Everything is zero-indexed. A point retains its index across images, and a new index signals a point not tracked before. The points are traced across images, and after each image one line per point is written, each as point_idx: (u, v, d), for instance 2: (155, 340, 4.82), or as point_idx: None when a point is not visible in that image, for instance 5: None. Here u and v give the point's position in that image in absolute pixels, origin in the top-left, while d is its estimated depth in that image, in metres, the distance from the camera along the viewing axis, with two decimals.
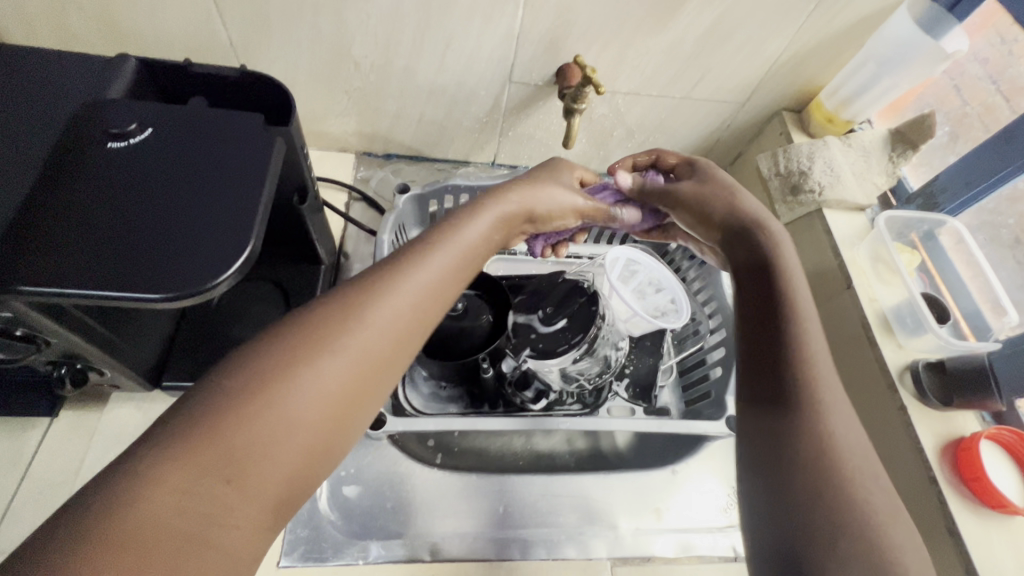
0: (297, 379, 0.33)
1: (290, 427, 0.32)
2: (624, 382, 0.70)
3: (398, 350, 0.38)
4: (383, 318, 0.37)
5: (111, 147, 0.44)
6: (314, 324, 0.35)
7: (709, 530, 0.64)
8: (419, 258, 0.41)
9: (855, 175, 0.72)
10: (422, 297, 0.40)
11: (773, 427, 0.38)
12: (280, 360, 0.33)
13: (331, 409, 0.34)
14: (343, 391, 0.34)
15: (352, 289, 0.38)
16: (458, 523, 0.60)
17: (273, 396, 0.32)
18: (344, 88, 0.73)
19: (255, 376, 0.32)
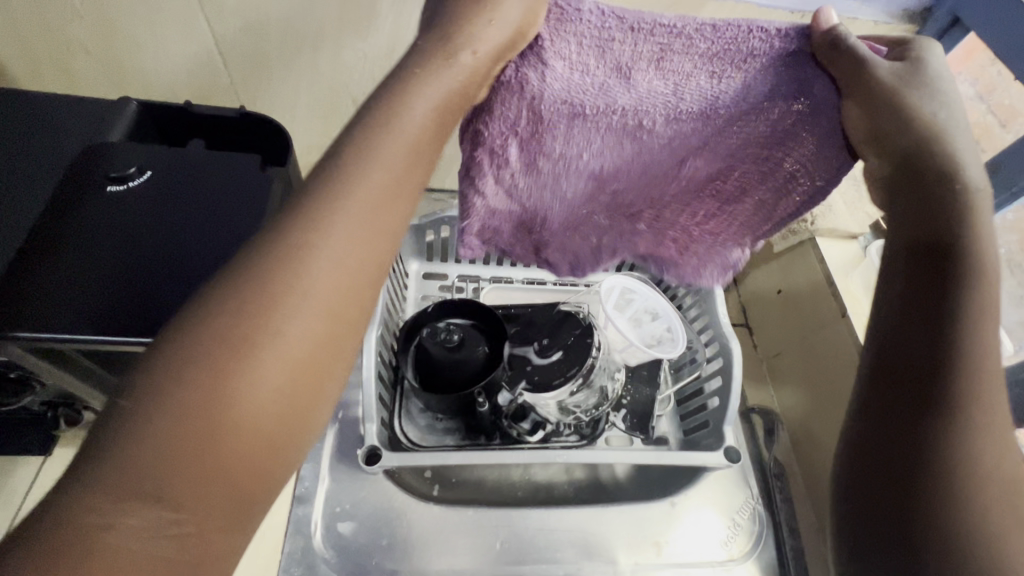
0: (227, 382, 0.28)
1: (233, 417, 0.28)
2: (621, 412, 0.69)
3: (342, 297, 0.32)
4: (312, 286, 0.31)
5: (110, 190, 0.45)
6: (233, 315, 0.29)
7: (709, 563, 0.63)
8: (341, 194, 0.33)
9: (847, 206, 0.73)
10: (355, 227, 0.33)
11: (888, 439, 0.37)
12: (200, 363, 0.28)
13: (278, 401, 0.29)
14: (289, 365, 0.29)
15: (272, 258, 0.31)
16: (455, 561, 0.60)
17: (206, 390, 0.28)
18: (343, 122, 0.74)
19: (182, 368, 0.28)
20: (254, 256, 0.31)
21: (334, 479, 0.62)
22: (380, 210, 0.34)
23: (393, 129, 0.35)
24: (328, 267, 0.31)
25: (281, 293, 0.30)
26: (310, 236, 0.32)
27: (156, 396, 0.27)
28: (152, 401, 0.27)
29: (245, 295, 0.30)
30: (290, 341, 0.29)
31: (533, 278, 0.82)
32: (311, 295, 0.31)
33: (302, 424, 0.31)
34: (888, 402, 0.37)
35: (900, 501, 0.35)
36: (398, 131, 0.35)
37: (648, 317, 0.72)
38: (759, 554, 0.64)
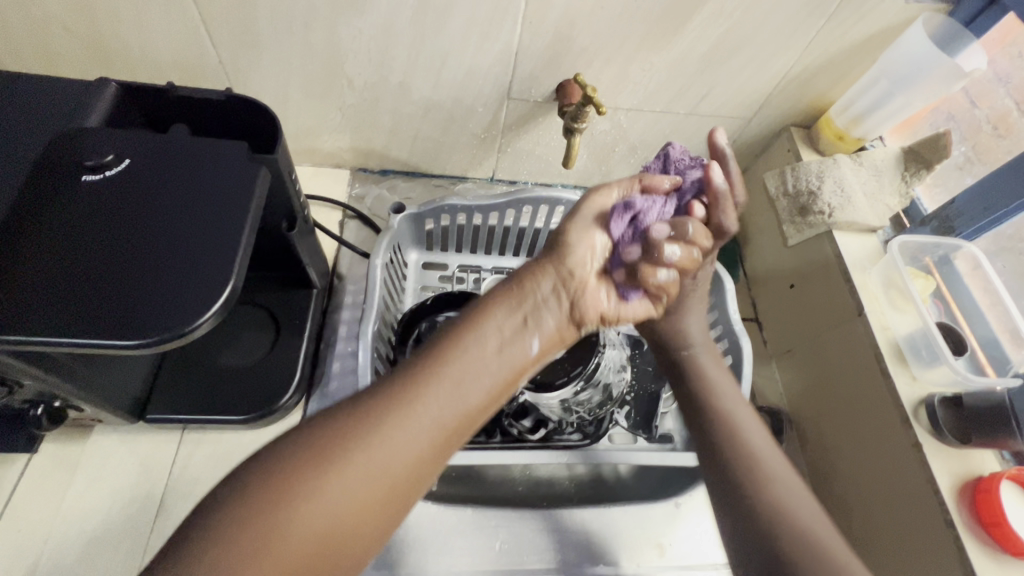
0: (302, 501, 0.32)
1: (297, 535, 0.31)
2: (625, 410, 0.67)
3: (414, 468, 0.36)
4: (400, 441, 0.35)
5: (85, 180, 0.42)
6: (326, 439, 0.34)
7: (713, 566, 0.61)
8: (444, 363, 0.39)
9: (866, 197, 0.69)
10: (445, 400, 0.38)
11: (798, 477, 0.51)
12: (285, 473, 0.33)
13: (336, 535, 0.33)
14: (352, 510, 0.33)
15: (380, 401, 0.37)
16: (453, 562, 0.58)
17: (284, 498, 0.32)
18: (338, 105, 0.71)
19: (280, 473, 0.33)
20: (366, 395, 0.37)
21: None
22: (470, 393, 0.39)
23: (497, 317, 0.43)
24: (410, 426, 0.36)
25: (373, 434, 0.35)
26: (407, 402, 0.37)
27: (260, 482, 0.32)
28: (253, 487, 0.32)
29: (347, 427, 0.35)
30: (366, 484, 0.34)
31: None
32: (396, 455, 0.35)
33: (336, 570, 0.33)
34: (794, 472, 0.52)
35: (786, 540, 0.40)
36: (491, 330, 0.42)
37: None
38: None
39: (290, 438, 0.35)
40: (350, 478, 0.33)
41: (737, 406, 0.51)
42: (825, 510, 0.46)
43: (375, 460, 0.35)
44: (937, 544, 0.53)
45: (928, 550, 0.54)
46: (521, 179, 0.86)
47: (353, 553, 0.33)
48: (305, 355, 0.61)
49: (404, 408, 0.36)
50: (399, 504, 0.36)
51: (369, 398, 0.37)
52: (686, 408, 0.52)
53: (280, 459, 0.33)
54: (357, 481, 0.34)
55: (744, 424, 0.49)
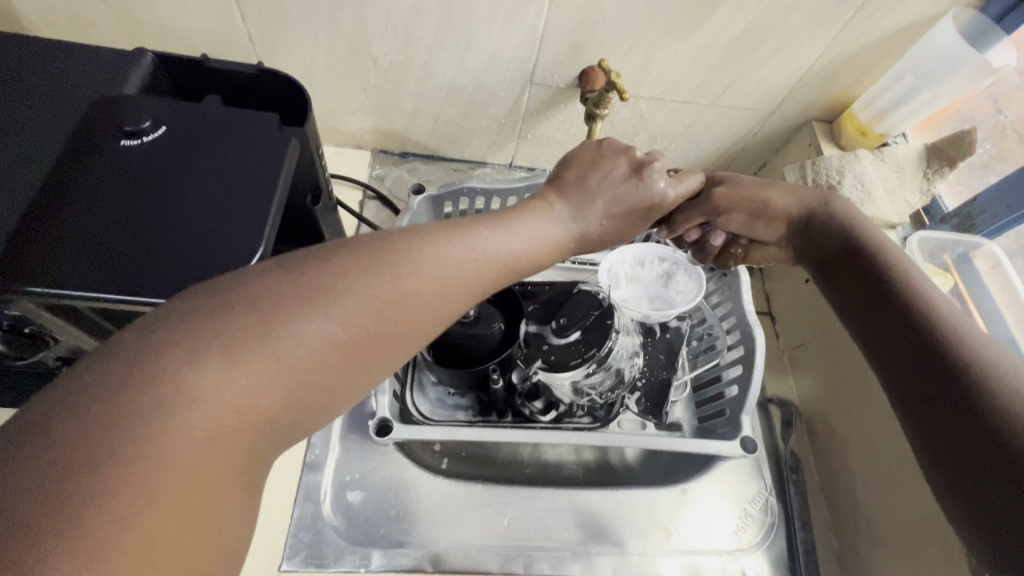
0: (301, 316, 0.30)
1: (288, 356, 0.29)
2: (636, 395, 0.68)
3: (381, 339, 0.33)
4: (410, 280, 0.34)
5: (123, 145, 0.44)
6: (330, 264, 0.32)
7: (718, 552, 0.62)
8: (462, 228, 0.38)
9: (886, 192, 0.69)
10: (423, 287, 0.34)
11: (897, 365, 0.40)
12: (281, 289, 0.30)
13: (331, 359, 0.31)
14: (351, 335, 0.31)
15: (389, 237, 0.35)
16: (463, 535, 0.59)
17: (280, 309, 0.30)
18: (363, 85, 0.72)
19: (278, 285, 0.30)
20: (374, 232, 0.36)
21: (344, 449, 0.61)
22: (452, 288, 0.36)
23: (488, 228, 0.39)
24: (383, 294, 0.33)
25: (341, 293, 0.31)
26: (418, 248, 0.35)
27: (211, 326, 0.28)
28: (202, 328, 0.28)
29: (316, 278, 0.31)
30: (324, 346, 0.30)
31: None
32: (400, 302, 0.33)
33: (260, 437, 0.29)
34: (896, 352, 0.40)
35: (986, 430, 0.33)
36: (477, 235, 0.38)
37: (687, 280, 0.72)
38: (769, 545, 0.63)
39: (245, 278, 0.31)
40: (309, 332, 0.30)
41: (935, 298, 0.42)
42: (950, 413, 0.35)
43: (341, 319, 0.31)
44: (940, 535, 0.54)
45: (933, 538, 0.54)
46: (539, 166, 0.86)
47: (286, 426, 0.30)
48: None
49: (414, 250, 0.35)
50: (370, 360, 0.33)
51: (343, 255, 0.33)
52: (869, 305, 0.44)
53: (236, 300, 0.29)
54: (316, 337, 0.30)
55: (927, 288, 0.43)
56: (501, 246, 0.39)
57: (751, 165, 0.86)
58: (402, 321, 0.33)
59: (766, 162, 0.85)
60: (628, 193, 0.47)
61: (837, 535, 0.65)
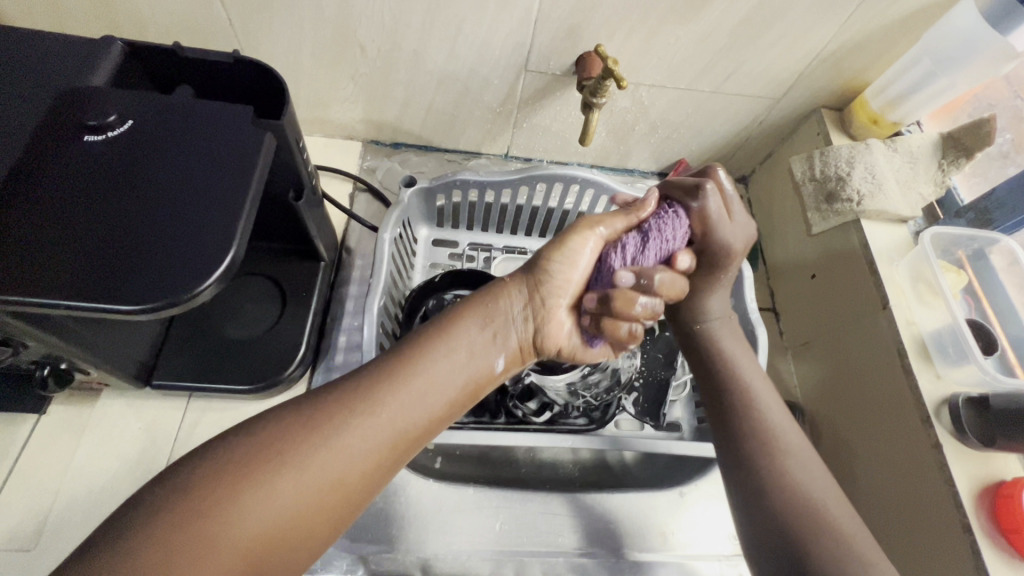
0: (256, 490, 0.32)
1: (245, 524, 0.32)
2: (633, 396, 0.65)
3: (347, 488, 0.35)
4: (365, 433, 0.37)
5: (88, 140, 0.41)
6: (288, 430, 0.35)
7: (716, 557, 0.60)
8: (415, 362, 0.40)
9: (899, 184, 0.66)
10: (373, 430, 0.37)
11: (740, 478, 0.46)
12: (239, 462, 0.33)
13: (284, 529, 0.33)
14: (305, 498, 0.34)
15: (345, 392, 0.38)
16: (452, 540, 0.57)
17: (239, 487, 0.32)
18: (350, 73, 0.69)
19: (235, 461, 0.33)
20: (334, 387, 0.38)
21: None
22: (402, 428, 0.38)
23: (437, 359, 0.41)
24: (341, 441, 0.36)
25: (302, 452, 0.34)
26: (369, 402, 0.37)
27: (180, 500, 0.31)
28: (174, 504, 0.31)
29: (277, 439, 0.35)
30: (290, 501, 0.33)
31: None
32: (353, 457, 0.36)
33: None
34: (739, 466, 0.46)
35: (794, 545, 0.41)
36: (428, 370, 0.40)
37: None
38: None
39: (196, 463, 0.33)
40: (276, 487, 0.33)
41: (757, 394, 0.49)
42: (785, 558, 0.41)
43: (282, 492, 0.33)
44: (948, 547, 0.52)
45: (937, 544, 0.53)
46: (536, 156, 0.84)
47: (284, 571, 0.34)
48: (311, 328, 0.61)
49: (368, 405, 0.37)
50: (322, 519, 0.35)
51: (298, 413, 0.36)
52: (711, 399, 0.51)
53: (207, 471, 0.33)
54: (280, 493, 0.33)
55: (763, 401, 0.49)
56: (452, 380, 0.41)
57: (757, 155, 0.83)
58: (360, 469, 0.36)
59: (773, 152, 0.82)
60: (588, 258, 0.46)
61: None
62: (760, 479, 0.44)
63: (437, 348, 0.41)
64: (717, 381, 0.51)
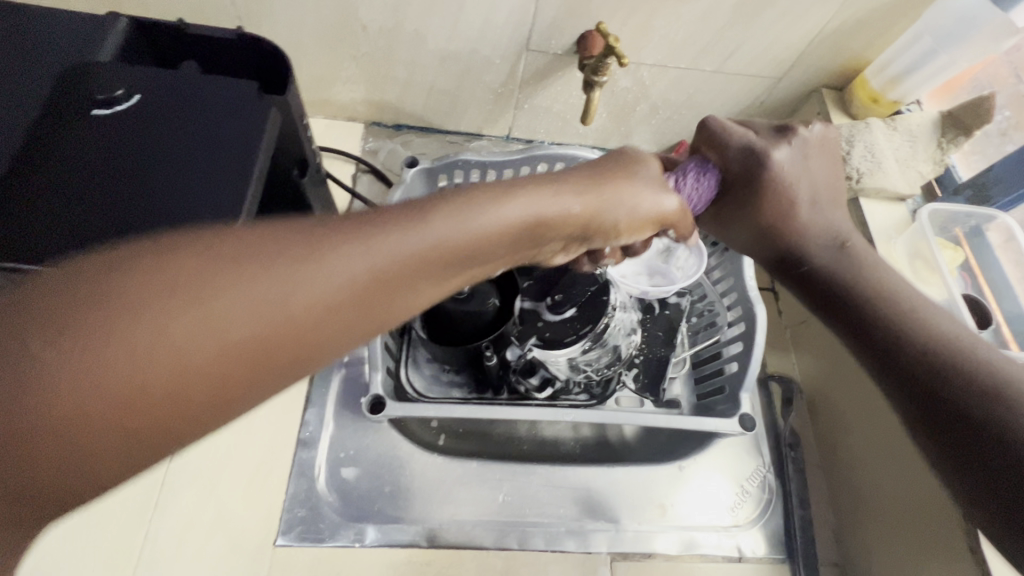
0: (71, 349, 0.22)
1: (60, 387, 0.22)
2: (633, 372, 0.67)
3: (193, 378, 0.24)
4: (224, 310, 0.25)
5: (96, 114, 0.42)
6: (109, 288, 0.23)
7: (713, 528, 0.62)
8: (308, 239, 0.27)
9: (898, 162, 0.66)
10: (275, 306, 0.26)
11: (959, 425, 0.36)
12: (50, 306, 0.23)
13: (107, 415, 0.23)
14: (128, 387, 0.23)
15: (203, 256, 0.25)
16: (457, 511, 0.59)
17: (52, 331, 0.22)
18: (352, 54, 0.69)
19: (46, 302, 0.23)
20: (174, 257, 0.25)
21: (338, 425, 0.61)
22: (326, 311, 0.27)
23: (345, 242, 0.28)
24: (231, 307, 0.25)
25: (168, 306, 0.24)
26: (237, 271, 0.25)
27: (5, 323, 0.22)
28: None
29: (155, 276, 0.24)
30: (151, 368, 0.23)
31: None
32: (213, 336, 0.24)
33: (107, 468, 0.24)
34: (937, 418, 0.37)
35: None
36: (330, 254, 0.27)
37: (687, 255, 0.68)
38: (765, 521, 0.63)
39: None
40: (149, 333, 0.23)
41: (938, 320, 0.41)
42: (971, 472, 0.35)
43: (97, 364, 0.22)
44: (936, 528, 0.54)
45: (931, 517, 0.54)
46: (538, 138, 0.84)
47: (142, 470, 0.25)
48: None
49: (235, 279, 0.25)
50: (156, 423, 0.24)
51: (185, 245, 0.25)
52: (861, 339, 0.43)
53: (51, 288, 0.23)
54: (147, 353, 0.23)
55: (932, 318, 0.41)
56: (366, 269, 0.28)
57: None
58: (245, 346, 0.25)
59: None
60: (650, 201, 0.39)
61: (834, 511, 0.65)
62: (939, 409, 0.37)
63: (340, 224, 0.29)
64: (867, 313, 0.42)
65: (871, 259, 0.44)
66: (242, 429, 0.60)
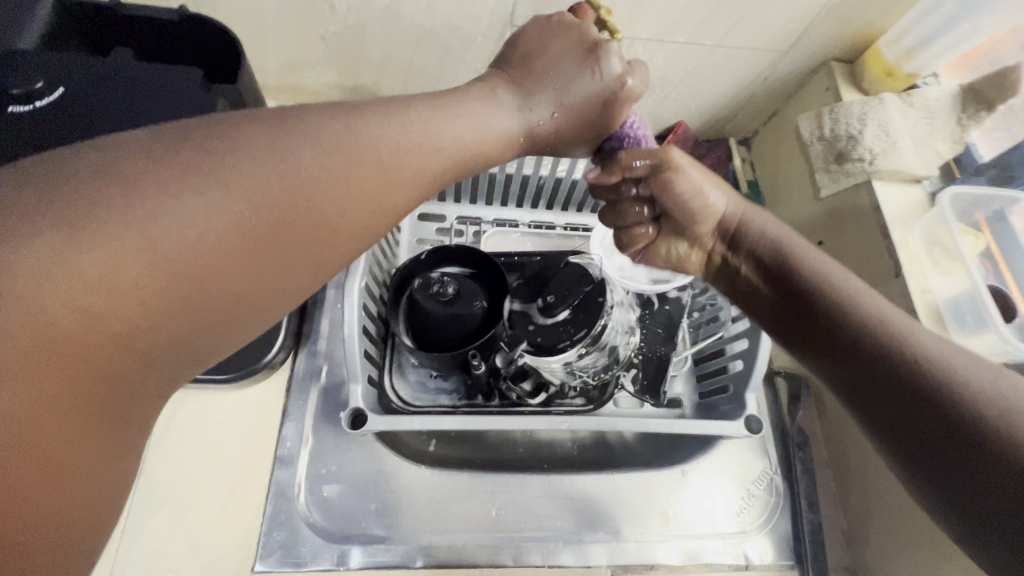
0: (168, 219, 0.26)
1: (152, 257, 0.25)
2: (632, 373, 0.62)
3: (251, 251, 0.28)
4: (275, 180, 0.28)
5: (13, 111, 0.37)
6: (158, 160, 0.26)
7: (718, 535, 0.59)
8: (325, 121, 0.31)
9: (914, 141, 0.61)
10: (266, 188, 0.28)
11: (894, 396, 0.35)
12: (110, 185, 0.25)
13: (191, 289, 0.26)
14: (215, 253, 0.27)
15: (234, 133, 0.28)
16: (447, 528, 0.55)
17: (136, 196, 0.25)
18: (320, 35, 0.63)
19: (119, 170, 0.25)
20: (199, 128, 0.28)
21: (318, 440, 0.56)
22: (292, 203, 0.29)
23: (382, 127, 0.33)
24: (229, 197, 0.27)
25: (185, 189, 0.26)
26: (278, 145, 0.29)
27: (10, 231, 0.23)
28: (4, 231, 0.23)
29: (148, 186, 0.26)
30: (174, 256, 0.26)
31: (540, 221, 0.75)
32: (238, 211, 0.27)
33: (147, 358, 0.26)
34: (883, 391, 0.35)
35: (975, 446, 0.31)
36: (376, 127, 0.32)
37: None
38: (773, 526, 0.60)
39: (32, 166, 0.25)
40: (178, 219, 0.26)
41: (901, 319, 0.38)
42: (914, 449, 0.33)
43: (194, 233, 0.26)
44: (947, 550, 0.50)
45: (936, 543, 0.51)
46: None
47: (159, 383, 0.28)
48: (286, 328, 0.59)
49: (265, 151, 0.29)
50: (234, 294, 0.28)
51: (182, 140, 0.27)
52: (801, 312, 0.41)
53: (80, 194, 0.24)
54: (162, 242, 0.25)
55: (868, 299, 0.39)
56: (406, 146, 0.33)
57: (760, 115, 0.78)
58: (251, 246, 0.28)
59: (777, 112, 0.77)
60: (597, 77, 0.41)
61: (845, 511, 0.62)
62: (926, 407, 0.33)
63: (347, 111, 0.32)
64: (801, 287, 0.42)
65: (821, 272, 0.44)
66: (213, 447, 0.56)
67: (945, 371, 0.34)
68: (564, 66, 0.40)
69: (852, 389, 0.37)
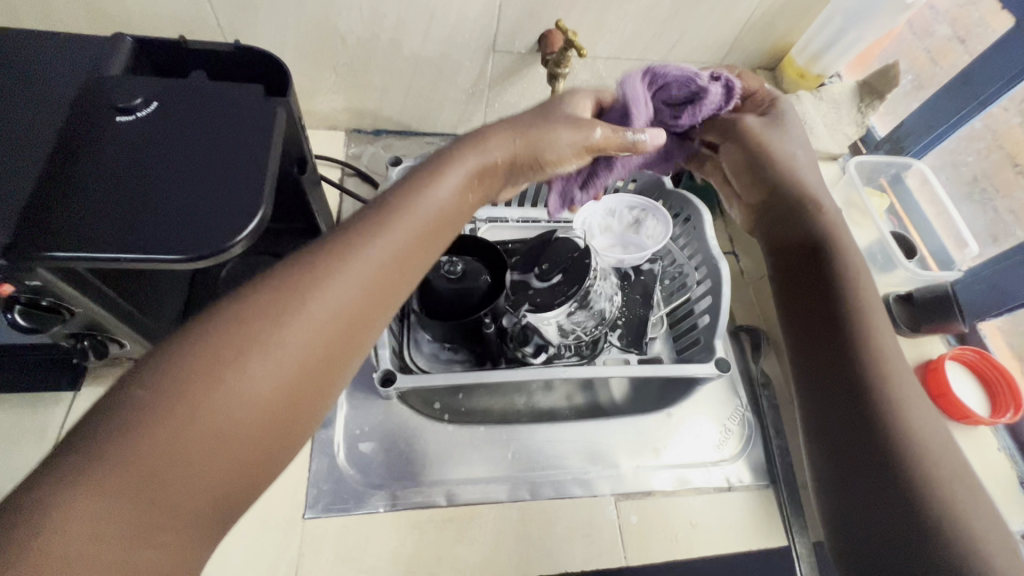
0: (243, 373, 0.31)
1: (228, 411, 0.30)
2: (618, 332, 0.73)
3: (307, 377, 0.33)
4: (329, 306, 0.34)
5: (119, 120, 0.46)
6: (236, 324, 0.32)
7: (704, 464, 0.68)
8: (370, 233, 0.38)
9: (827, 127, 0.77)
10: (319, 325, 0.34)
11: (859, 423, 0.41)
12: (195, 365, 0.30)
13: (258, 433, 0.31)
14: (279, 395, 0.32)
15: (290, 275, 0.35)
16: (470, 472, 0.63)
17: (218, 365, 0.30)
18: (332, 64, 0.74)
19: (201, 349, 0.31)
20: (265, 280, 0.34)
21: (351, 404, 0.64)
22: (335, 315, 0.35)
23: (400, 224, 0.39)
24: (281, 334, 0.33)
25: (257, 347, 0.32)
26: (331, 269, 0.35)
27: (116, 420, 0.28)
28: (112, 421, 0.28)
29: (195, 364, 0.30)
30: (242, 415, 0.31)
31: (526, 217, 0.86)
32: (295, 352, 0.33)
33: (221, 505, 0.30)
34: (849, 423, 0.42)
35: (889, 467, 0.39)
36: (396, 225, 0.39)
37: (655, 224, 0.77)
38: (748, 453, 0.70)
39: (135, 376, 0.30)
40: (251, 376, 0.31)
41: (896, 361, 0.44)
42: (856, 445, 0.41)
43: (262, 382, 0.31)
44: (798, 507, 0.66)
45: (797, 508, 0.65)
46: None
47: (209, 525, 0.30)
48: None
49: (319, 283, 0.35)
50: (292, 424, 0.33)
51: (248, 308, 0.33)
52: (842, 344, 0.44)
53: (169, 378, 0.30)
54: (235, 397, 0.30)
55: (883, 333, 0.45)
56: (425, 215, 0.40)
57: None
58: (279, 390, 0.32)
59: None
60: (573, 133, 0.50)
61: None
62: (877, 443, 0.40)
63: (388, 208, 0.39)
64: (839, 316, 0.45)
65: (855, 267, 0.48)
66: None
67: (906, 412, 0.41)
68: (536, 128, 0.48)
69: (812, 381, 0.45)
